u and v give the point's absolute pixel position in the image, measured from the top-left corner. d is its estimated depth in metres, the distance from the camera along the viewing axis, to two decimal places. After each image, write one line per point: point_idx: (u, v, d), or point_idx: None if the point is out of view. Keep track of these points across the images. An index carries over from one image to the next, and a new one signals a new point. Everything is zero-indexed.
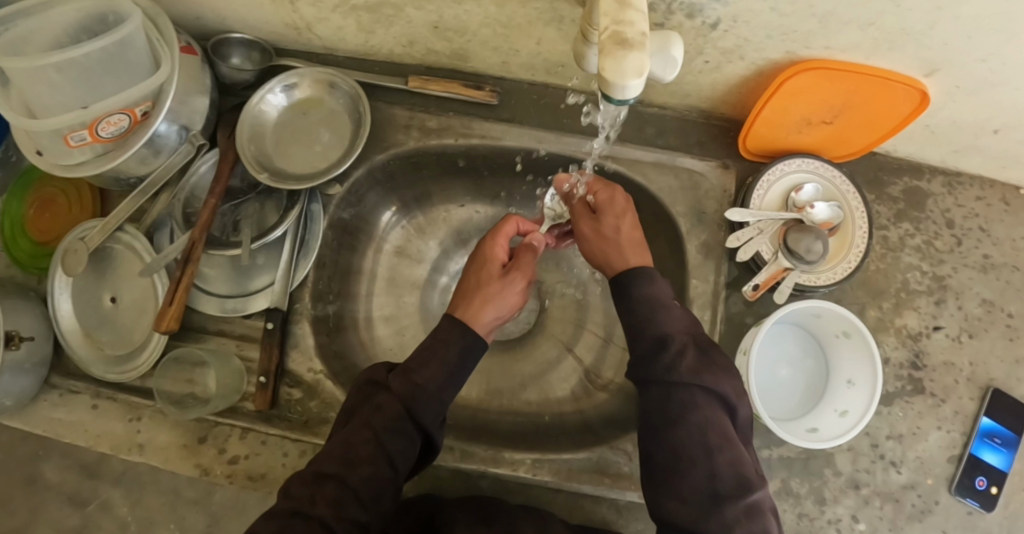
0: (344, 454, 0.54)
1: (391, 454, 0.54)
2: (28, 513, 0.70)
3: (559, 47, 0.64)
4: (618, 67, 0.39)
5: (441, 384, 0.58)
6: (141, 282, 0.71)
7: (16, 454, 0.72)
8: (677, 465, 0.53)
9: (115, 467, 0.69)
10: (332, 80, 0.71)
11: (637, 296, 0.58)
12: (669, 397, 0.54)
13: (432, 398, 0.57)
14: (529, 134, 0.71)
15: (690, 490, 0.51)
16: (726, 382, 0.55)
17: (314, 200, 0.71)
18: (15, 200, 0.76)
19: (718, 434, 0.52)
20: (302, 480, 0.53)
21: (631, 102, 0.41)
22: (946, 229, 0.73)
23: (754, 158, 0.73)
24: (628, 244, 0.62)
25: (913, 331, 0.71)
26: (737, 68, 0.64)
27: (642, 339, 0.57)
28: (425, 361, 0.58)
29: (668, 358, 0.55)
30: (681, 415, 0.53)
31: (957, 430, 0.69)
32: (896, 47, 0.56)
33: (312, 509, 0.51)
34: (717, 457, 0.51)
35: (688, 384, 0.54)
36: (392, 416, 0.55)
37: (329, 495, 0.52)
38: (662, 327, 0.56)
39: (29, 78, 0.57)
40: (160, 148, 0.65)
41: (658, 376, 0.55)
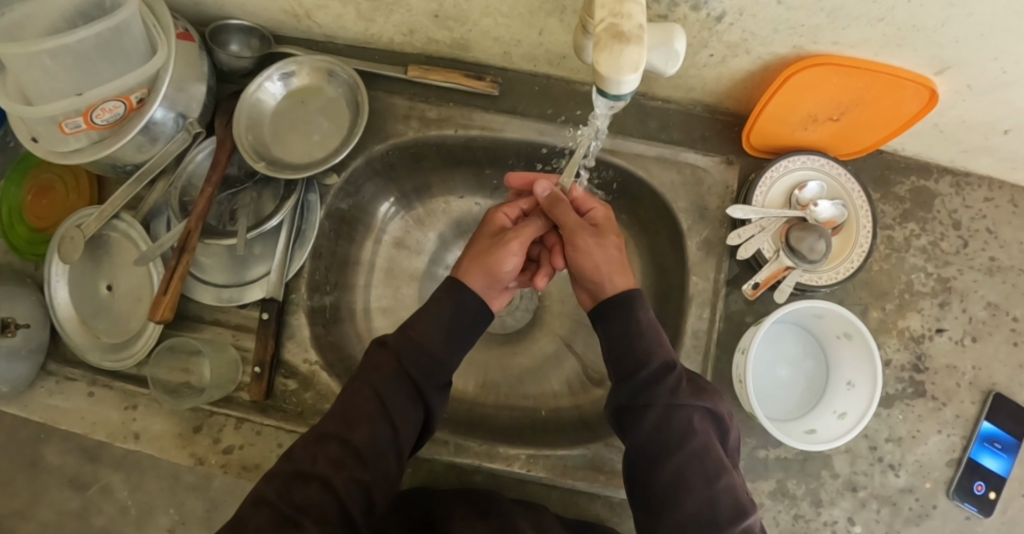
0: (345, 413, 0.55)
1: (390, 411, 0.55)
2: (30, 496, 0.70)
3: (561, 38, 0.63)
4: (614, 61, 0.38)
5: (438, 341, 0.58)
6: (137, 271, 0.70)
7: (17, 437, 0.72)
8: (675, 492, 0.52)
9: (115, 452, 0.70)
10: (331, 68, 0.70)
11: (635, 323, 0.57)
12: (667, 424, 0.54)
13: (425, 353, 0.57)
14: (530, 126, 0.70)
15: (688, 518, 0.51)
16: (720, 408, 0.56)
17: (312, 190, 0.70)
18: (13, 185, 0.76)
19: (714, 462, 0.53)
20: (304, 442, 0.54)
21: (627, 97, 0.40)
22: (953, 230, 0.72)
23: (759, 154, 0.72)
24: (620, 265, 0.61)
25: (915, 334, 0.70)
26: (743, 62, 0.62)
27: (635, 367, 0.56)
28: (415, 323, 0.58)
29: (665, 387, 0.54)
30: (680, 442, 0.53)
31: (957, 434, 0.68)
32: (906, 43, 0.54)
33: (313, 468, 0.52)
34: (716, 485, 0.52)
35: (686, 411, 0.54)
36: (389, 375, 0.56)
37: (330, 454, 0.53)
38: (662, 352, 0.56)
39: (23, 64, 0.56)
40: (155, 136, 0.65)
41: (657, 401, 0.54)
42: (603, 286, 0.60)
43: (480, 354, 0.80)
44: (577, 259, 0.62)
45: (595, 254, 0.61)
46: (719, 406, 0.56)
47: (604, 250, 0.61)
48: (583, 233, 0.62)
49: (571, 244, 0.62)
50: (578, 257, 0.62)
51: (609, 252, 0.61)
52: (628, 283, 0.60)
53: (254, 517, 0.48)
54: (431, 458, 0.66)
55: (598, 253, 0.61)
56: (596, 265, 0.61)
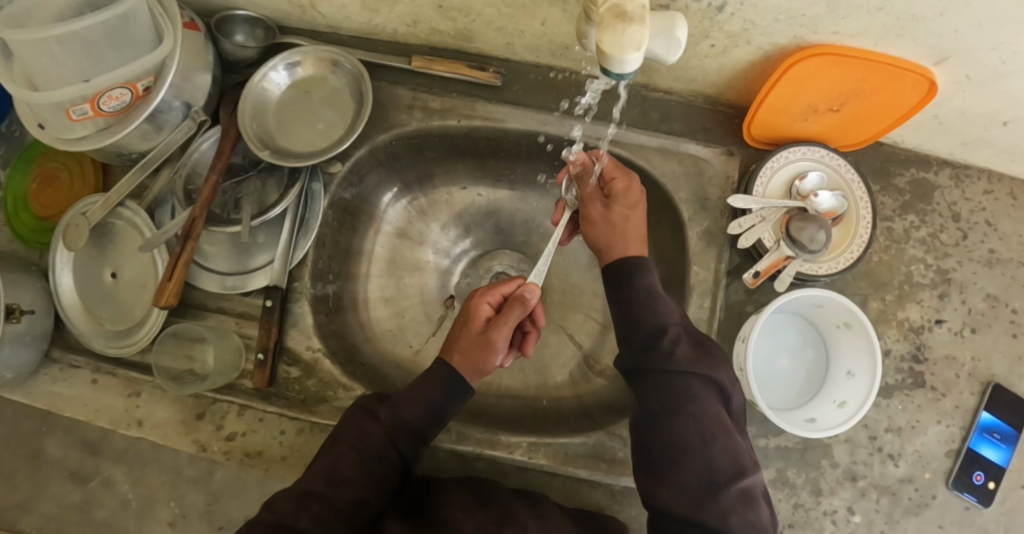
0: (331, 473, 0.55)
1: (375, 478, 0.56)
2: (31, 488, 0.70)
3: (564, 28, 0.63)
4: (617, 40, 0.38)
5: (425, 420, 0.59)
6: (141, 259, 0.70)
7: (19, 429, 0.72)
8: (674, 454, 0.52)
9: (115, 446, 0.70)
10: (335, 58, 0.70)
11: (636, 283, 0.59)
12: (665, 388, 0.54)
13: (415, 431, 0.58)
14: (533, 117, 0.70)
15: (686, 480, 0.51)
16: (723, 372, 0.55)
17: (315, 179, 0.70)
18: (19, 174, 0.76)
19: (713, 423, 0.52)
20: (288, 496, 0.54)
21: (630, 77, 0.41)
22: (952, 222, 0.72)
23: (759, 146, 0.72)
24: (626, 233, 0.62)
25: (915, 325, 0.71)
26: (744, 53, 0.63)
27: (631, 330, 0.58)
28: (413, 398, 0.59)
29: (663, 348, 0.55)
30: (678, 404, 0.53)
31: (956, 425, 0.69)
32: (906, 33, 0.55)
33: (295, 523, 0.52)
34: (714, 445, 0.52)
35: (684, 375, 0.54)
36: (378, 447, 0.56)
37: (314, 512, 0.53)
38: (661, 315, 0.57)
39: (31, 51, 0.57)
40: (161, 125, 0.66)
41: (654, 364, 0.55)
42: (604, 252, 0.63)
43: None
44: (587, 231, 0.66)
45: (601, 223, 0.64)
46: (721, 367, 0.55)
47: (608, 218, 0.63)
48: (592, 204, 0.65)
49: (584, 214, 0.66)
50: (588, 226, 0.65)
51: (615, 221, 0.63)
52: (636, 249, 0.62)
53: None
54: (433, 445, 0.67)
55: (603, 222, 0.64)
56: (600, 235, 0.64)
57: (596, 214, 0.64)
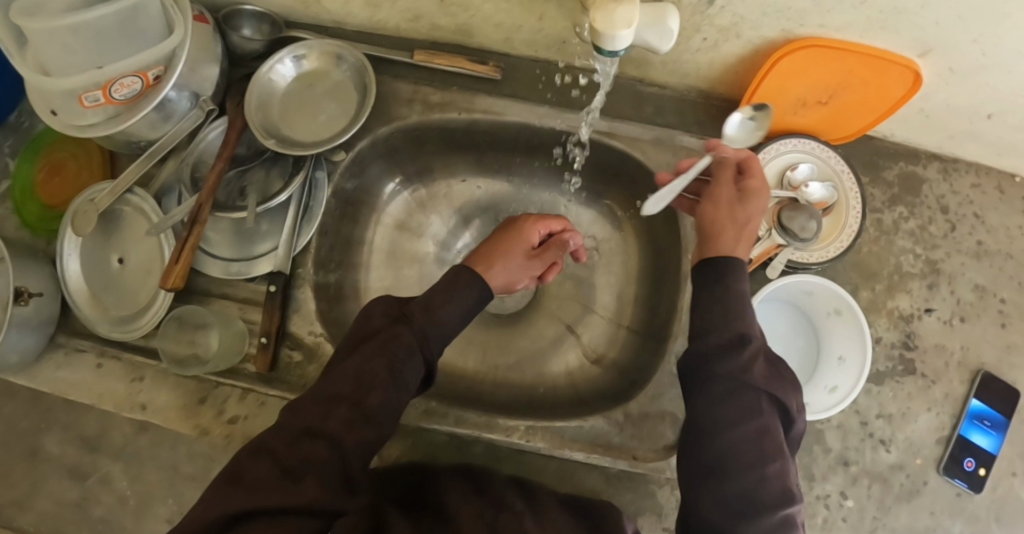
0: (359, 376, 0.54)
1: (410, 370, 0.56)
2: (29, 485, 0.72)
3: (562, 23, 0.65)
4: (609, 18, 0.40)
5: (454, 323, 0.60)
6: (148, 245, 0.72)
7: (17, 427, 0.74)
8: (725, 466, 0.51)
9: (114, 443, 0.72)
10: (340, 52, 0.72)
11: (719, 284, 0.55)
12: (730, 399, 0.52)
13: (443, 335, 0.59)
14: (531, 110, 0.72)
15: (728, 496, 0.51)
16: (789, 397, 0.53)
17: (319, 168, 0.71)
18: (26, 163, 0.78)
19: (773, 443, 0.51)
20: (314, 399, 0.53)
21: (621, 54, 0.43)
22: (940, 214, 0.74)
23: (751, 139, 0.74)
24: (743, 238, 0.59)
25: (905, 313, 0.72)
26: (735, 46, 0.65)
27: (705, 332, 0.54)
28: (441, 299, 0.60)
29: (738, 360, 0.52)
30: (740, 419, 0.51)
31: (946, 412, 0.70)
32: (888, 26, 0.57)
33: (324, 426, 0.52)
34: (768, 466, 0.51)
35: (754, 392, 0.52)
36: (408, 349, 0.57)
37: (343, 416, 0.52)
38: (739, 323, 0.54)
39: (44, 40, 0.59)
40: (169, 114, 0.67)
41: (724, 373, 0.52)
42: (711, 241, 0.59)
43: (480, 335, 0.80)
44: (705, 210, 0.61)
45: (728, 208, 0.60)
46: (789, 392, 0.53)
47: (749, 211, 0.60)
48: (725, 190, 0.61)
49: (709, 193, 0.62)
50: (705, 210, 0.61)
51: (744, 214, 0.60)
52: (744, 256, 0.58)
53: (253, 467, 0.49)
54: (432, 429, 0.68)
55: (723, 210, 0.60)
56: (715, 218, 0.60)
57: (725, 201, 0.61)
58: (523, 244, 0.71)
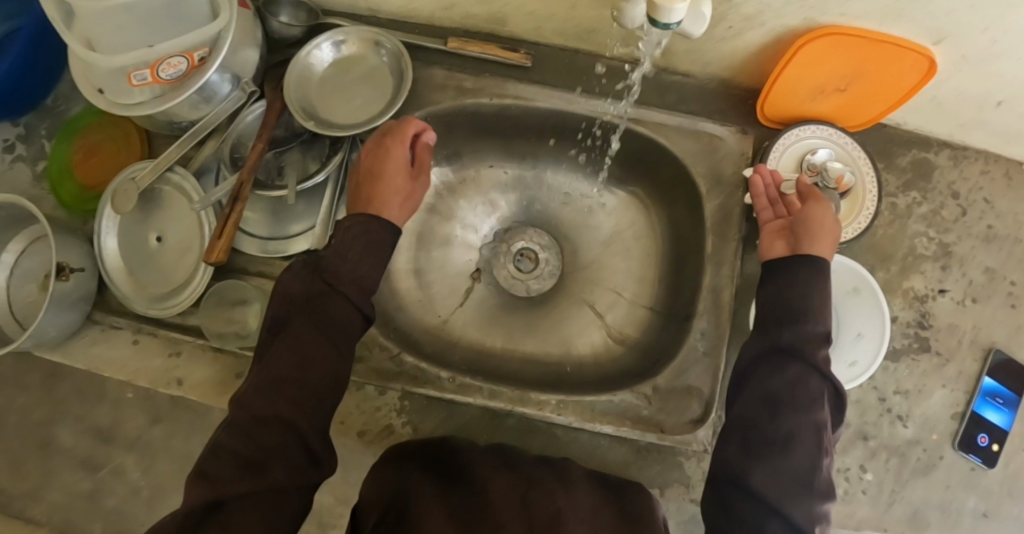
0: (297, 358, 0.56)
1: (344, 328, 0.59)
2: (41, 475, 0.73)
3: (592, 11, 0.68)
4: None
5: (373, 276, 0.62)
6: (187, 223, 0.74)
7: (29, 420, 0.75)
8: (785, 445, 0.55)
9: (128, 434, 0.73)
10: (378, 39, 0.74)
11: (804, 274, 0.62)
12: (801, 384, 0.57)
13: (366, 289, 0.61)
14: (561, 96, 0.74)
15: (788, 469, 0.55)
16: (843, 395, 0.60)
17: (355, 149, 0.74)
18: (64, 143, 0.79)
19: (828, 435, 0.57)
20: (255, 390, 0.55)
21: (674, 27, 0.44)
22: (951, 200, 0.77)
23: (771, 125, 0.77)
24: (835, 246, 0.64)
25: (919, 294, 0.75)
26: (758, 35, 0.68)
27: (797, 316, 0.60)
28: (344, 258, 0.61)
29: (818, 349, 0.59)
30: (808, 405, 0.56)
31: (960, 389, 0.72)
32: (905, 15, 0.60)
33: (275, 412, 0.54)
34: (824, 456, 0.56)
35: (824, 383, 0.58)
36: (337, 321, 0.58)
37: (292, 397, 0.54)
38: (822, 316, 0.60)
39: (97, 19, 0.61)
40: (210, 96, 0.69)
41: (805, 357, 0.58)
42: (811, 239, 0.63)
43: (506, 316, 0.82)
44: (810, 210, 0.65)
45: (822, 215, 0.65)
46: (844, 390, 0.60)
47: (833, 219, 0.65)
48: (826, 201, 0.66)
49: (815, 198, 0.66)
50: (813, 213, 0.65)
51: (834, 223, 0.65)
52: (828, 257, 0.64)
53: (218, 466, 0.51)
54: (466, 402, 0.69)
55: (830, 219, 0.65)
56: (823, 223, 0.64)
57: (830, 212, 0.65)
58: (398, 167, 0.67)
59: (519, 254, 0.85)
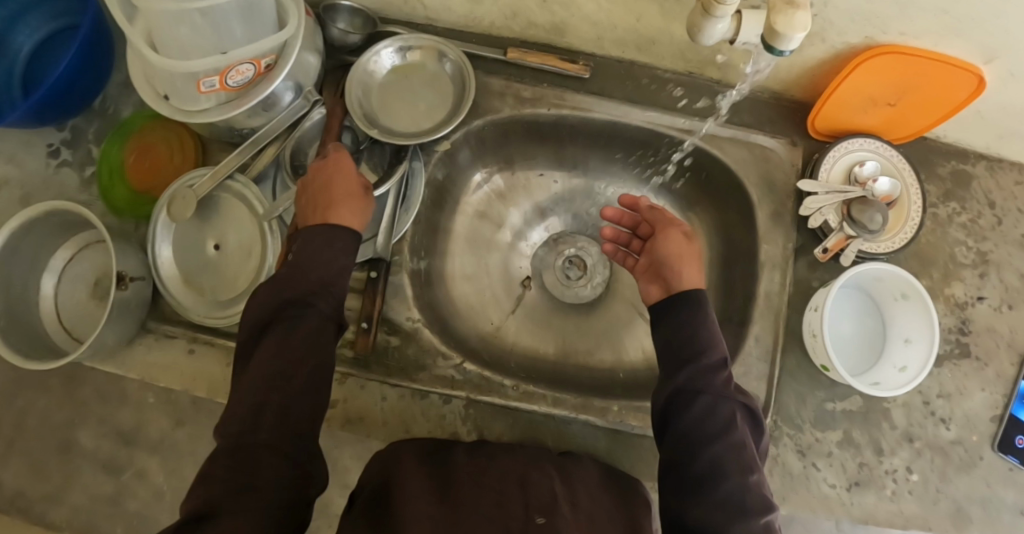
0: (275, 371, 0.55)
1: (321, 332, 0.58)
2: (62, 478, 0.73)
3: (656, 24, 0.69)
4: (788, 21, 0.45)
5: (338, 275, 0.60)
6: (248, 231, 0.73)
7: (51, 421, 0.75)
8: (711, 477, 0.55)
9: (149, 437, 0.75)
10: (439, 47, 0.75)
11: (684, 313, 0.62)
12: (710, 414, 0.57)
13: (335, 289, 0.60)
14: (618, 107, 0.76)
15: (717, 501, 0.54)
16: (758, 408, 0.60)
17: (417, 158, 0.74)
18: (114, 148, 0.78)
19: (749, 455, 0.56)
20: (239, 412, 0.53)
21: (787, 54, 0.47)
22: (988, 209, 0.80)
23: (821, 137, 0.79)
24: (694, 267, 0.66)
25: (960, 301, 0.78)
26: (817, 51, 0.70)
27: (696, 354, 0.60)
28: (311, 261, 0.59)
29: (718, 377, 0.59)
30: (723, 431, 0.57)
31: (999, 391, 0.75)
32: (963, 34, 0.62)
33: (258, 433, 0.52)
34: (748, 476, 0.55)
35: (731, 405, 0.58)
36: (313, 327, 0.57)
37: (276, 413, 0.53)
38: (712, 343, 0.61)
39: (170, 22, 0.60)
40: (273, 104, 0.69)
41: (709, 387, 0.59)
42: (673, 279, 0.66)
43: (557, 321, 0.83)
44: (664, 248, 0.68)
45: (674, 246, 0.68)
46: (755, 404, 0.60)
47: (683, 245, 0.68)
48: (673, 229, 0.69)
49: (662, 233, 0.70)
50: (665, 249, 0.68)
51: (688, 247, 0.68)
52: (699, 281, 0.65)
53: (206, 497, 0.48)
54: (530, 409, 0.70)
55: (679, 245, 0.68)
56: (678, 257, 0.67)
57: (680, 238, 0.68)
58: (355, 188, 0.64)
59: (568, 262, 0.86)
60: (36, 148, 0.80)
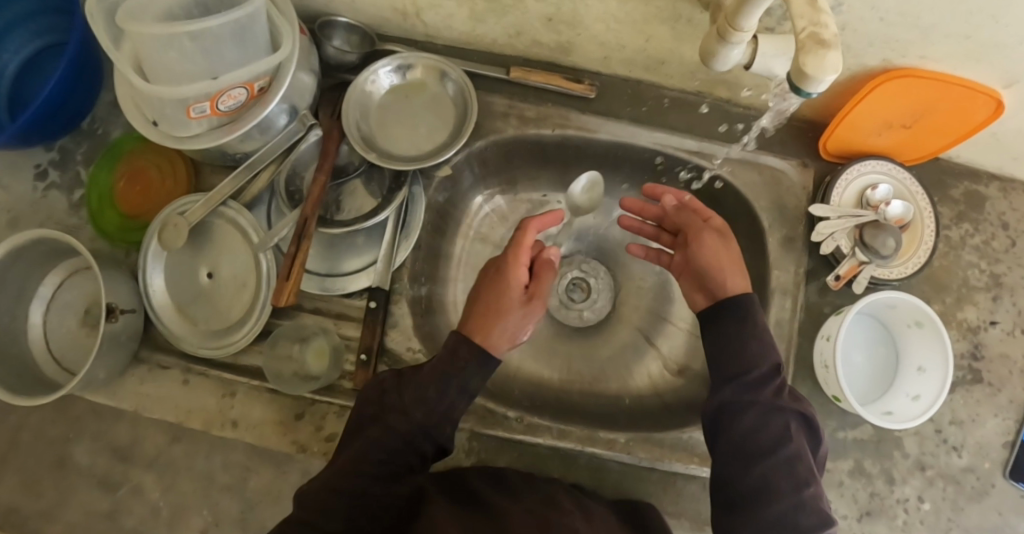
0: (376, 441, 0.56)
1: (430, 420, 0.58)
2: (58, 494, 0.70)
3: (667, 44, 0.67)
4: (817, 63, 0.41)
5: (474, 377, 0.59)
6: (242, 260, 0.71)
7: (46, 435, 0.72)
8: (763, 495, 0.54)
9: (147, 452, 0.70)
10: (440, 67, 0.72)
11: (733, 325, 0.60)
12: (761, 427, 0.56)
13: (465, 388, 0.59)
14: (626, 129, 0.73)
15: (770, 520, 0.54)
16: (815, 417, 0.58)
17: (416, 182, 0.72)
18: (104, 173, 0.76)
19: (803, 469, 0.55)
20: (338, 464, 0.56)
21: (813, 97, 0.44)
22: (1001, 230, 0.78)
23: (832, 159, 0.77)
24: (738, 269, 0.64)
25: (972, 325, 0.76)
26: (831, 73, 0.67)
27: (742, 366, 0.59)
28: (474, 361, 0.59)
29: (768, 388, 0.58)
30: (774, 446, 0.55)
31: (1012, 417, 0.74)
32: (985, 59, 0.60)
33: (343, 494, 0.54)
34: (803, 491, 0.54)
35: (783, 417, 0.56)
36: (424, 411, 0.57)
37: (362, 482, 0.55)
38: (764, 353, 0.59)
39: (158, 48, 0.57)
40: (268, 128, 0.66)
41: (760, 399, 0.57)
42: (716, 287, 0.63)
43: (561, 346, 0.82)
44: (701, 254, 0.65)
45: (716, 251, 0.65)
46: (811, 413, 0.58)
47: (724, 248, 0.65)
48: (707, 233, 0.66)
49: (696, 238, 0.67)
50: (703, 255, 0.65)
51: (728, 249, 0.65)
52: (745, 285, 0.63)
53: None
54: (534, 441, 0.68)
55: (719, 249, 0.65)
56: (719, 263, 0.64)
57: (717, 241, 0.65)
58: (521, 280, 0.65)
59: (573, 284, 0.85)
60: (23, 170, 0.77)
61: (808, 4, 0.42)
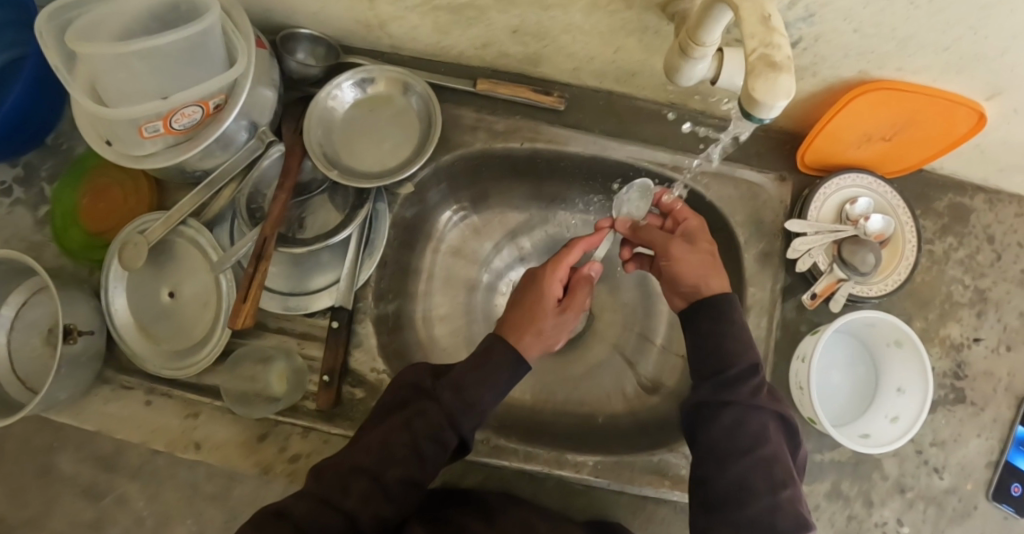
0: (380, 450, 0.56)
1: (439, 437, 0.56)
2: (42, 503, 0.69)
3: (636, 56, 0.65)
4: (769, 87, 0.39)
5: (487, 401, 0.58)
6: (204, 280, 0.70)
7: (32, 444, 0.71)
8: (738, 496, 0.52)
9: (131, 462, 0.69)
10: (405, 80, 0.70)
11: (707, 326, 0.58)
12: (738, 428, 0.54)
13: (475, 411, 0.58)
14: (597, 142, 0.72)
15: (744, 521, 0.51)
16: (792, 419, 0.57)
17: (380, 199, 0.71)
18: (67, 191, 0.75)
19: (780, 471, 0.53)
20: (337, 467, 0.55)
21: (766, 121, 0.42)
22: (987, 244, 0.76)
23: (810, 172, 0.75)
24: (713, 270, 0.60)
25: (955, 342, 0.74)
26: (807, 85, 0.65)
27: (719, 365, 0.56)
28: (484, 380, 0.58)
29: (745, 386, 0.55)
30: (751, 447, 0.53)
31: (995, 437, 0.72)
32: (965, 71, 0.57)
33: (342, 501, 0.53)
34: (780, 493, 0.52)
35: (761, 417, 0.54)
36: (432, 426, 0.56)
37: (362, 489, 0.54)
38: (743, 350, 0.56)
39: (107, 67, 0.56)
40: (228, 145, 0.65)
41: (738, 399, 0.55)
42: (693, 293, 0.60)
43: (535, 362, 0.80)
44: (673, 268, 0.61)
45: (688, 258, 0.61)
46: (788, 414, 0.57)
47: (695, 253, 0.61)
48: (675, 242, 0.63)
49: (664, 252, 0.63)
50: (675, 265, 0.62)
51: (699, 252, 0.61)
52: (723, 286, 0.59)
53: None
54: (501, 465, 0.67)
55: (690, 256, 0.61)
56: (690, 270, 0.60)
57: (686, 249, 0.61)
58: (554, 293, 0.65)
59: None
60: None
61: (761, 22, 0.40)
